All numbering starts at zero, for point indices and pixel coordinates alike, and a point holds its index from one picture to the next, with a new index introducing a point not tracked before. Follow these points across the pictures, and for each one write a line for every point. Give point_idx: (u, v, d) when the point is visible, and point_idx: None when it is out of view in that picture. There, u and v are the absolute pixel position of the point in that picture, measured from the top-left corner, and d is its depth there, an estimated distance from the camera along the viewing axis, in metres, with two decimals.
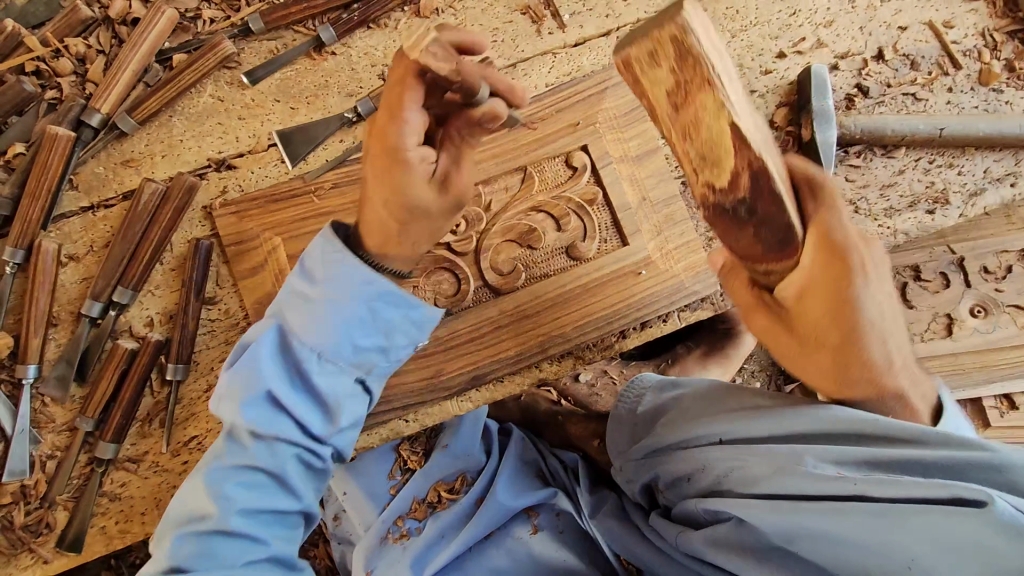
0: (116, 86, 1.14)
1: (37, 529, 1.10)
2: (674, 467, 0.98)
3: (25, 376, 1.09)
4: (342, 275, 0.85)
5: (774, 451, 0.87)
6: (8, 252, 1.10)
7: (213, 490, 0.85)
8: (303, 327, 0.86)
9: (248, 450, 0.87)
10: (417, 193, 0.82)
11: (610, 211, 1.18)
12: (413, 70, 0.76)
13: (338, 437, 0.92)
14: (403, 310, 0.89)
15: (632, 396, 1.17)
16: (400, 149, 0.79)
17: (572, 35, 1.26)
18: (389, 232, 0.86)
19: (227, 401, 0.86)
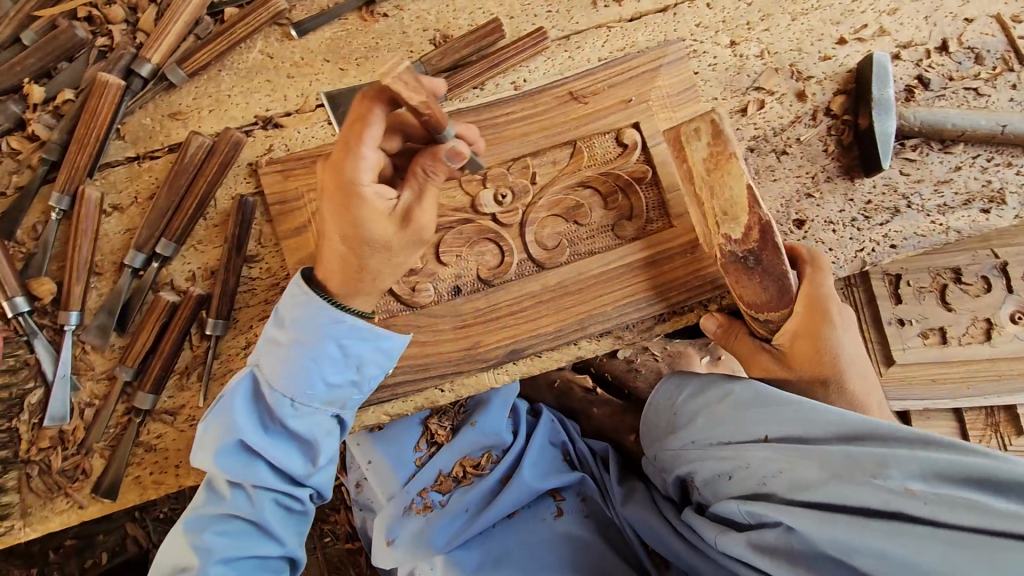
0: (167, 36, 1.12)
1: (74, 474, 1.12)
2: (715, 464, 1.01)
3: (67, 322, 1.10)
4: (307, 319, 0.91)
5: (827, 458, 0.89)
6: (55, 198, 1.10)
7: (193, 540, 0.93)
8: (271, 371, 0.92)
9: (224, 499, 0.95)
10: (373, 226, 0.85)
11: (659, 191, 1.16)
12: (373, 100, 0.80)
13: (315, 473, 0.98)
14: (371, 345, 0.95)
15: (672, 387, 1.16)
16: (354, 181, 0.83)
17: (629, 9, 1.23)
18: (350, 269, 0.90)
19: (202, 454, 0.93)
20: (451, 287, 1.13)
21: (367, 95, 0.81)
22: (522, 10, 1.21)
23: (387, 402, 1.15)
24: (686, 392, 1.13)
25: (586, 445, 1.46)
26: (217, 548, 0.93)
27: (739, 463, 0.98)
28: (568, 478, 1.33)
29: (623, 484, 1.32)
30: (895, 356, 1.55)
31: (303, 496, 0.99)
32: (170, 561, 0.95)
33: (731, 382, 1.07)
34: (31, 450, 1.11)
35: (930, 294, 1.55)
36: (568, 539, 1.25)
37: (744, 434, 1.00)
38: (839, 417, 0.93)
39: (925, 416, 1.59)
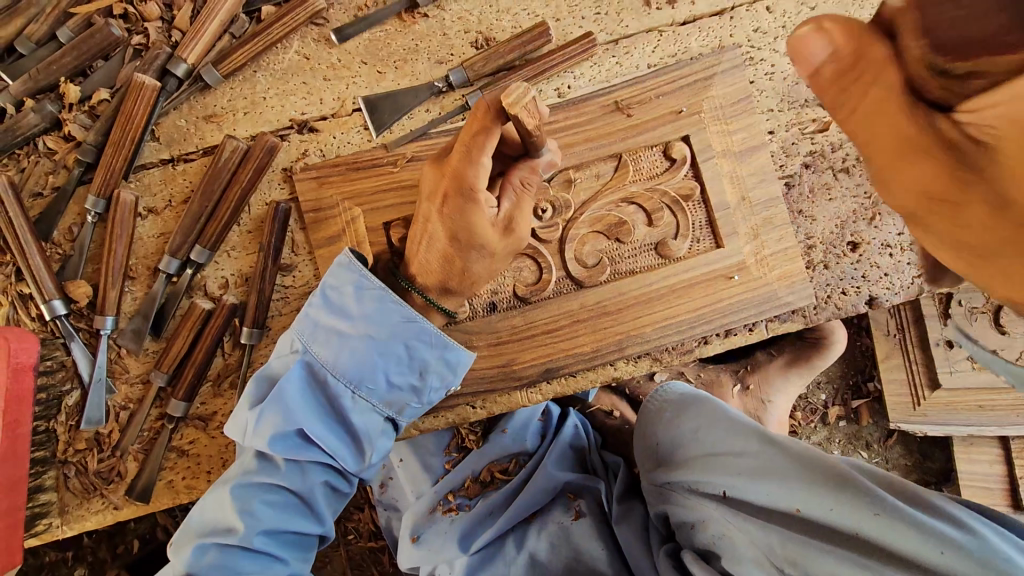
0: (203, 35, 1.09)
1: (108, 476, 1.13)
2: (679, 513, 0.97)
3: (103, 327, 1.10)
4: (376, 313, 0.91)
5: (771, 541, 0.86)
6: (90, 201, 1.09)
7: (239, 505, 0.90)
8: (338, 362, 0.91)
9: (278, 471, 0.92)
10: (483, 231, 0.86)
11: (706, 209, 1.11)
12: (494, 113, 0.81)
13: (365, 470, 0.98)
14: (438, 352, 0.94)
15: (655, 407, 1.15)
16: (472, 185, 0.84)
17: (682, 12, 1.15)
18: (451, 268, 0.91)
19: (256, 434, 0.90)
20: (487, 304, 1.10)
21: (489, 102, 0.81)
22: (568, 12, 1.15)
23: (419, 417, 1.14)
24: (673, 415, 1.11)
25: (602, 456, 1.36)
26: (263, 518, 0.90)
27: (697, 517, 0.94)
28: (588, 480, 1.25)
29: (626, 501, 1.21)
30: (941, 380, 1.46)
31: (349, 482, 0.99)
32: (211, 518, 0.92)
33: (704, 418, 1.05)
34: (68, 451, 1.12)
35: (982, 315, 1.41)
36: (581, 548, 1.14)
37: (708, 481, 0.96)
38: (792, 488, 0.88)
39: (969, 442, 1.52)
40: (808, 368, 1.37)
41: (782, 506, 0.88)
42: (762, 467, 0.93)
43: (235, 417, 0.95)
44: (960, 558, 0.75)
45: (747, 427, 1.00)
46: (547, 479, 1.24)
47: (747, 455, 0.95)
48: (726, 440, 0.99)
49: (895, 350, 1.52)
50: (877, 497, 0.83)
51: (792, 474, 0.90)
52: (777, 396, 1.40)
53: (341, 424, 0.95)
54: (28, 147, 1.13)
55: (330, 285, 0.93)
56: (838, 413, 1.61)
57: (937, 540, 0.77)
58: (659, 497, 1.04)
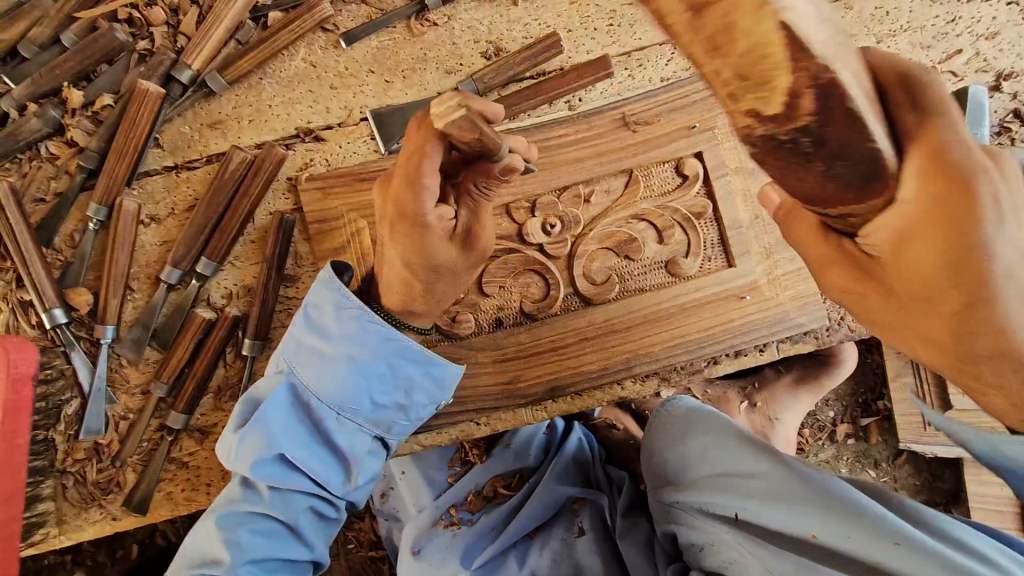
0: (208, 41, 1.07)
1: (108, 487, 1.12)
2: (687, 533, 0.95)
3: (103, 336, 1.08)
4: (359, 332, 0.89)
5: (784, 566, 0.83)
6: (92, 209, 1.08)
7: (226, 535, 0.89)
8: (322, 383, 0.90)
9: (264, 499, 0.90)
10: (439, 253, 0.85)
11: (718, 228, 1.09)
12: (430, 137, 0.75)
13: (355, 491, 0.96)
14: (422, 368, 0.93)
15: (661, 422, 1.12)
16: (416, 211, 0.80)
17: None
18: (412, 289, 0.90)
19: (240, 459, 0.89)
20: (493, 319, 1.09)
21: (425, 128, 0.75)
22: (580, 24, 1.13)
23: (422, 433, 1.12)
24: (679, 430, 1.08)
25: (607, 470, 1.33)
26: (250, 549, 0.89)
27: (708, 539, 0.92)
28: (590, 493, 1.24)
29: (630, 515, 1.18)
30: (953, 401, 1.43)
31: (337, 508, 0.97)
32: (201, 547, 0.91)
33: (711, 436, 1.02)
34: (66, 460, 1.11)
35: None
36: (583, 563, 1.12)
37: (716, 502, 0.93)
38: (806, 514, 0.84)
39: (981, 463, 1.48)
40: (818, 388, 1.35)
41: (794, 532, 0.84)
42: (775, 489, 0.89)
43: (221, 442, 0.94)
44: None
45: (758, 446, 0.96)
46: (548, 494, 1.23)
47: (759, 477, 0.92)
48: (736, 460, 0.96)
49: (906, 369, 1.49)
50: (897, 526, 0.78)
51: (806, 498, 0.86)
52: (786, 414, 1.37)
53: (327, 446, 0.93)
54: (30, 152, 1.11)
55: (310, 305, 0.92)
56: (847, 431, 1.59)
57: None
58: (665, 516, 1.01)
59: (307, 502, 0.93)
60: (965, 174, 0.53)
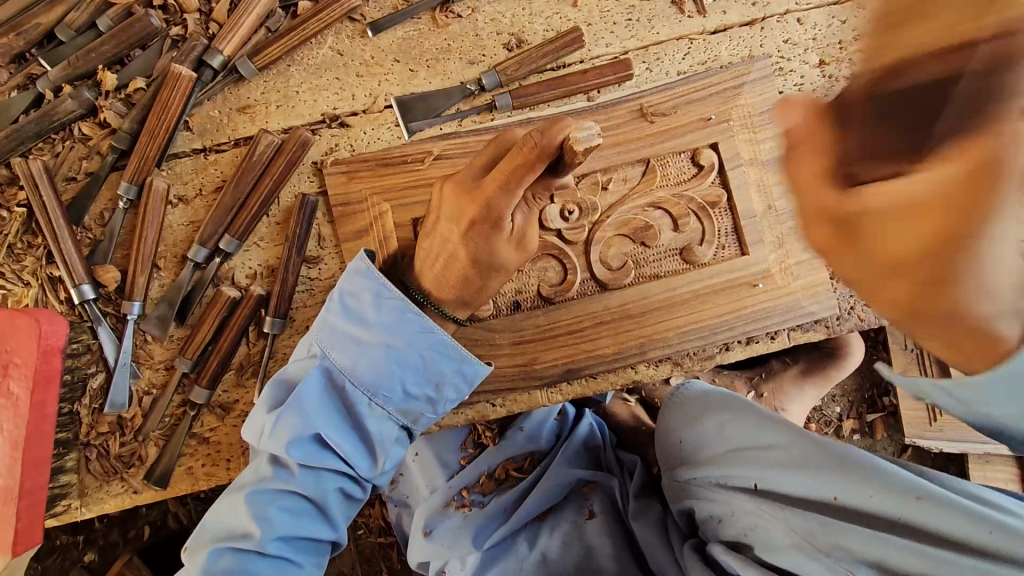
0: (240, 28, 1.11)
1: (130, 461, 1.14)
2: (707, 505, 0.99)
3: (130, 312, 1.11)
4: (395, 322, 0.91)
5: (809, 526, 0.86)
6: (123, 187, 1.11)
7: (255, 510, 0.90)
8: (357, 370, 0.92)
9: (296, 477, 0.91)
10: (503, 253, 0.89)
11: (732, 217, 1.12)
12: (548, 148, 0.78)
13: (380, 476, 0.99)
14: (455, 363, 0.95)
15: (676, 404, 1.16)
16: (499, 215, 0.85)
17: (712, 21, 1.16)
18: (468, 287, 0.93)
19: (274, 437, 0.91)
20: (511, 302, 1.11)
21: (547, 137, 0.78)
22: (600, 18, 1.16)
23: (439, 413, 1.14)
24: (696, 410, 1.11)
25: (618, 455, 1.35)
26: (278, 524, 0.90)
27: (728, 509, 0.95)
28: (601, 477, 1.26)
29: (642, 497, 1.20)
30: None
31: (362, 490, 0.99)
32: (228, 521, 0.93)
33: (726, 414, 1.04)
34: (90, 433, 1.13)
35: None
36: (594, 543, 1.14)
37: (736, 475, 0.96)
38: (827, 475, 0.86)
39: (985, 459, 1.51)
40: (825, 380, 1.37)
41: (815, 494, 0.87)
42: (794, 458, 0.91)
43: (253, 419, 0.96)
44: (1005, 537, 0.75)
45: (772, 416, 0.98)
46: (560, 477, 1.24)
47: (777, 447, 0.93)
48: (752, 431, 0.98)
49: None
50: (914, 480, 0.82)
51: (826, 461, 0.88)
52: (791, 405, 1.39)
53: (356, 430, 0.95)
54: (63, 133, 1.14)
55: (347, 293, 0.94)
56: (853, 427, 1.61)
57: (983, 521, 0.77)
58: (684, 492, 1.05)
59: (335, 483, 0.94)
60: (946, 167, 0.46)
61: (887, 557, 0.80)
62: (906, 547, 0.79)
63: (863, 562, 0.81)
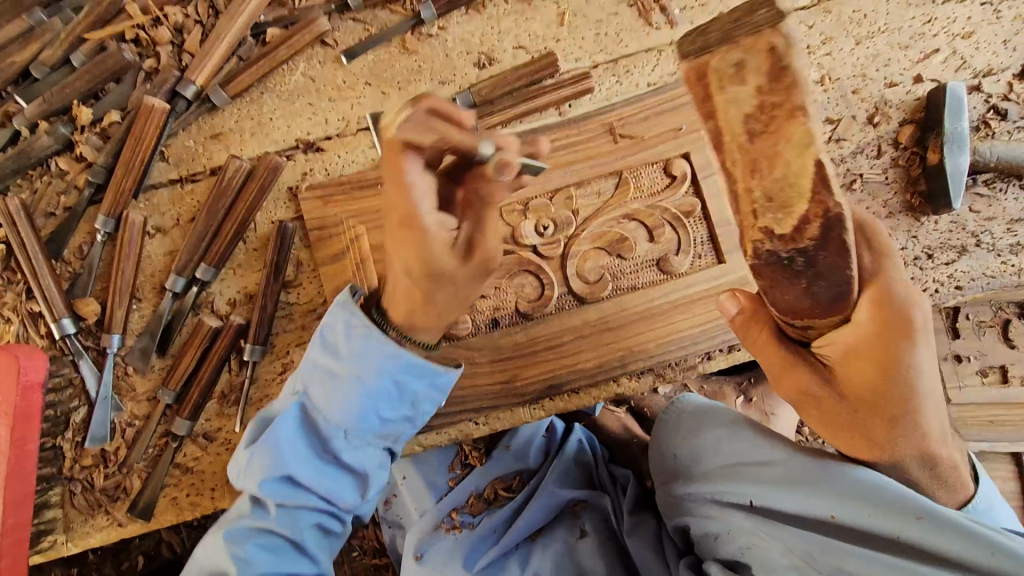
0: (211, 58, 1.12)
1: (115, 494, 1.14)
2: (703, 523, 0.97)
3: (109, 345, 1.12)
4: (365, 352, 0.87)
5: (808, 548, 0.85)
6: (100, 221, 1.11)
7: (232, 548, 0.91)
8: (327, 405, 0.90)
9: (270, 515, 0.93)
10: (437, 256, 0.81)
11: (707, 225, 1.12)
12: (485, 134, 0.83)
13: (363, 502, 0.97)
14: (428, 381, 0.91)
15: (671, 416, 1.13)
16: (410, 213, 0.79)
17: (681, 31, 1.17)
18: (418, 299, 0.86)
19: (248, 477, 0.91)
20: (490, 320, 1.11)
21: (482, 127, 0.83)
22: (569, 33, 1.17)
23: (422, 433, 1.14)
24: (688, 425, 1.09)
25: (611, 471, 1.33)
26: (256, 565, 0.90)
27: (725, 527, 0.94)
28: (591, 494, 1.24)
29: (636, 513, 1.18)
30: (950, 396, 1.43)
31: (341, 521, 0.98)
32: (206, 563, 0.93)
33: (722, 428, 1.02)
34: (74, 468, 1.13)
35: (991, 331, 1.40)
36: (585, 564, 1.14)
37: (731, 492, 0.94)
38: (827, 496, 0.85)
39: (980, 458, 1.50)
40: None
41: (814, 514, 0.86)
42: (794, 477, 0.89)
43: (235, 458, 0.96)
44: (1006, 559, 0.74)
45: (772, 431, 0.96)
46: (550, 497, 1.22)
47: (776, 463, 0.93)
48: (751, 447, 0.96)
49: None
50: (917, 500, 0.80)
51: (824, 481, 0.87)
52: (780, 408, 1.39)
53: (335, 461, 0.93)
54: (41, 168, 1.15)
55: (320, 323, 0.91)
56: None
57: (984, 543, 0.76)
58: (679, 509, 1.03)
59: (314, 517, 0.95)
60: (902, 326, 0.77)
61: None
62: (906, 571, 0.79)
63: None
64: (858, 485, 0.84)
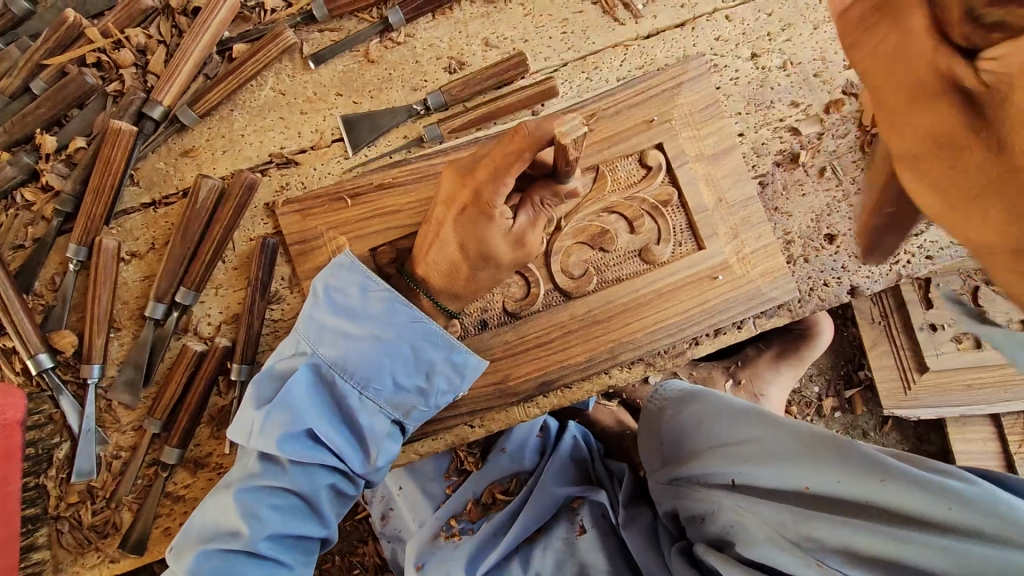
0: (179, 76, 1.10)
1: (104, 529, 1.11)
2: (689, 505, 0.97)
3: (90, 376, 1.08)
4: (386, 314, 0.93)
5: (782, 518, 0.86)
6: (72, 250, 1.08)
7: (212, 563, 0.88)
8: (346, 362, 0.93)
9: (283, 473, 0.91)
10: (494, 245, 0.91)
11: (684, 213, 1.14)
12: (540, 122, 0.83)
13: (372, 472, 0.98)
14: (444, 352, 0.96)
15: (656, 404, 1.15)
16: (490, 203, 0.87)
17: (646, 26, 1.19)
18: (456, 274, 0.96)
19: (263, 435, 0.90)
20: (478, 321, 1.11)
21: (535, 132, 0.81)
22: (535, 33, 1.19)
23: (418, 440, 1.14)
24: (674, 412, 1.11)
25: (607, 464, 1.33)
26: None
27: (707, 508, 0.94)
28: (587, 490, 1.22)
29: (632, 505, 1.17)
30: (928, 363, 1.48)
31: (329, 527, 0.98)
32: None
33: (703, 410, 1.06)
34: (60, 505, 1.10)
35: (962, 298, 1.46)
36: (586, 560, 1.13)
37: (713, 471, 0.96)
38: (802, 467, 0.88)
39: (963, 422, 1.54)
40: (799, 361, 1.40)
41: (790, 486, 0.88)
42: (769, 451, 0.92)
43: (240, 418, 0.94)
44: (966, 510, 0.76)
45: (748, 409, 1.00)
46: (545, 497, 1.22)
47: (754, 440, 0.95)
48: (729, 426, 1.00)
49: (881, 338, 1.54)
50: (883, 462, 0.83)
51: (796, 452, 0.89)
52: (770, 389, 1.41)
53: (347, 425, 0.96)
54: (6, 200, 1.12)
55: (333, 287, 0.95)
56: (833, 404, 1.63)
57: (944, 497, 0.78)
58: (668, 493, 1.03)
59: (304, 524, 0.93)
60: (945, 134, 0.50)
61: (855, 541, 0.80)
62: (878, 532, 0.79)
63: (835, 549, 0.81)
64: (828, 453, 0.87)
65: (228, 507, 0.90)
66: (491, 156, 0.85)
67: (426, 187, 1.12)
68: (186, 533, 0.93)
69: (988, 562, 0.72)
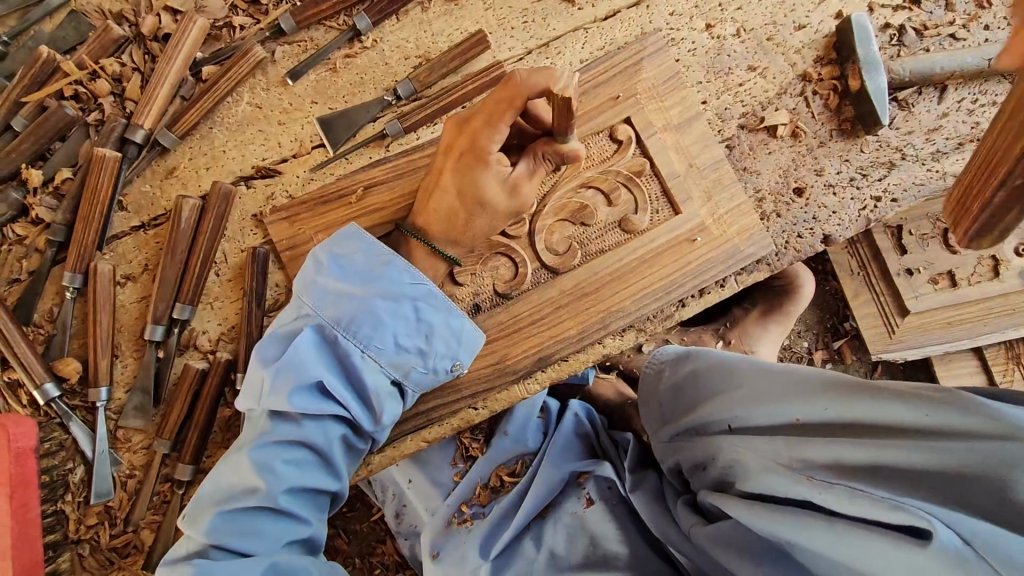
0: (157, 99, 1.13)
1: (126, 549, 1.14)
2: (693, 454, 1.03)
3: (98, 399, 1.10)
4: (389, 278, 0.97)
5: (774, 447, 0.89)
6: (68, 278, 1.11)
7: (229, 527, 0.88)
8: (347, 323, 0.95)
9: (296, 426, 0.93)
10: (489, 191, 0.96)
11: (658, 181, 1.18)
12: (528, 93, 0.87)
13: (378, 430, 1.00)
14: (444, 315, 0.99)
15: (654, 366, 1.22)
16: (485, 150, 0.94)
17: (602, 9, 1.24)
18: (456, 221, 1.00)
19: (274, 394, 0.92)
20: (471, 306, 1.14)
21: (527, 82, 0.86)
22: (498, 25, 1.24)
23: (425, 427, 1.17)
24: (672, 372, 1.17)
25: (612, 437, 1.36)
26: (269, 531, 0.89)
27: (709, 454, 0.99)
28: (591, 464, 1.24)
29: (638, 471, 1.21)
30: (908, 306, 1.53)
31: (341, 481, 0.99)
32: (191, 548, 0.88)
33: (700, 360, 1.12)
34: (80, 529, 1.13)
35: (933, 240, 1.52)
36: (597, 531, 1.14)
37: (713, 420, 1.01)
38: (787, 401, 0.92)
39: (948, 359, 1.60)
40: (785, 316, 1.45)
41: (782, 420, 0.92)
42: (759, 391, 0.97)
43: (249, 383, 0.97)
44: (944, 414, 0.77)
45: (745, 357, 1.04)
46: (552, 472, 1.25)
47: (748, 384, 1.00)
48: (725, 374, 1.05)
49: (862, 287, 1.59)
50: (865, 385, 0.85)
51: (786, 388, 0.93)
52: (760, 345, 1.45)
53: (353, 387, 0.98)
54: None
55: (338, 254, 0.99)
56: (824, 357, 1.68)
57: (920, 405, 0.79)
58: (670, 451, 1.11)
59: (319, 477, 0.95)
60: None
61: (841, 456, 0.82)
62: (860, 444, 0.82)
63: (824, 466, 0.83)
64: (815, 383, 0.90)
65: (243, 461, 0.91)
66: (485, 106, 0.92)
67: (408, 182, 1.15)
68: (198, 498, 0.93)
69: (965, 456, 0.73)
